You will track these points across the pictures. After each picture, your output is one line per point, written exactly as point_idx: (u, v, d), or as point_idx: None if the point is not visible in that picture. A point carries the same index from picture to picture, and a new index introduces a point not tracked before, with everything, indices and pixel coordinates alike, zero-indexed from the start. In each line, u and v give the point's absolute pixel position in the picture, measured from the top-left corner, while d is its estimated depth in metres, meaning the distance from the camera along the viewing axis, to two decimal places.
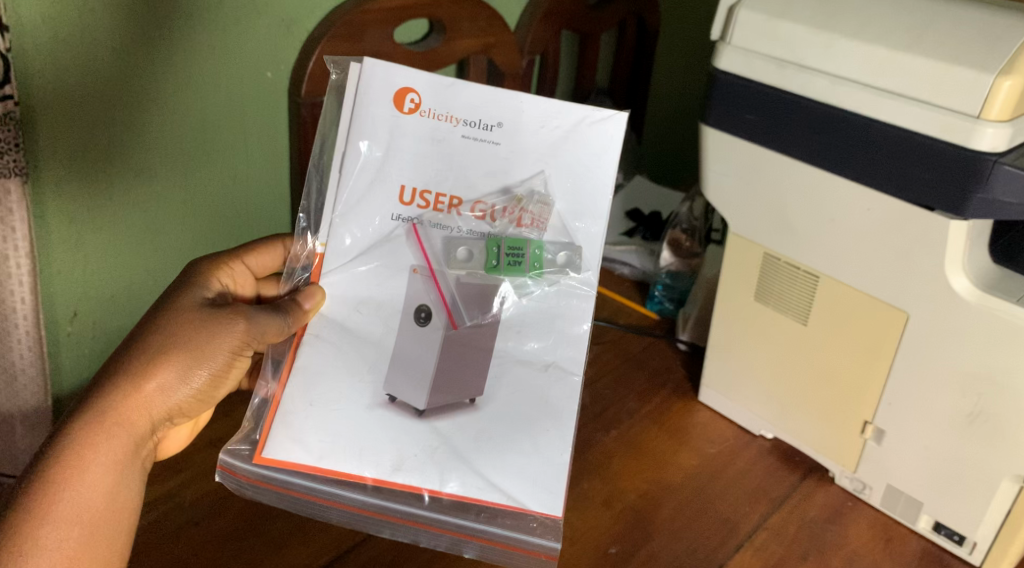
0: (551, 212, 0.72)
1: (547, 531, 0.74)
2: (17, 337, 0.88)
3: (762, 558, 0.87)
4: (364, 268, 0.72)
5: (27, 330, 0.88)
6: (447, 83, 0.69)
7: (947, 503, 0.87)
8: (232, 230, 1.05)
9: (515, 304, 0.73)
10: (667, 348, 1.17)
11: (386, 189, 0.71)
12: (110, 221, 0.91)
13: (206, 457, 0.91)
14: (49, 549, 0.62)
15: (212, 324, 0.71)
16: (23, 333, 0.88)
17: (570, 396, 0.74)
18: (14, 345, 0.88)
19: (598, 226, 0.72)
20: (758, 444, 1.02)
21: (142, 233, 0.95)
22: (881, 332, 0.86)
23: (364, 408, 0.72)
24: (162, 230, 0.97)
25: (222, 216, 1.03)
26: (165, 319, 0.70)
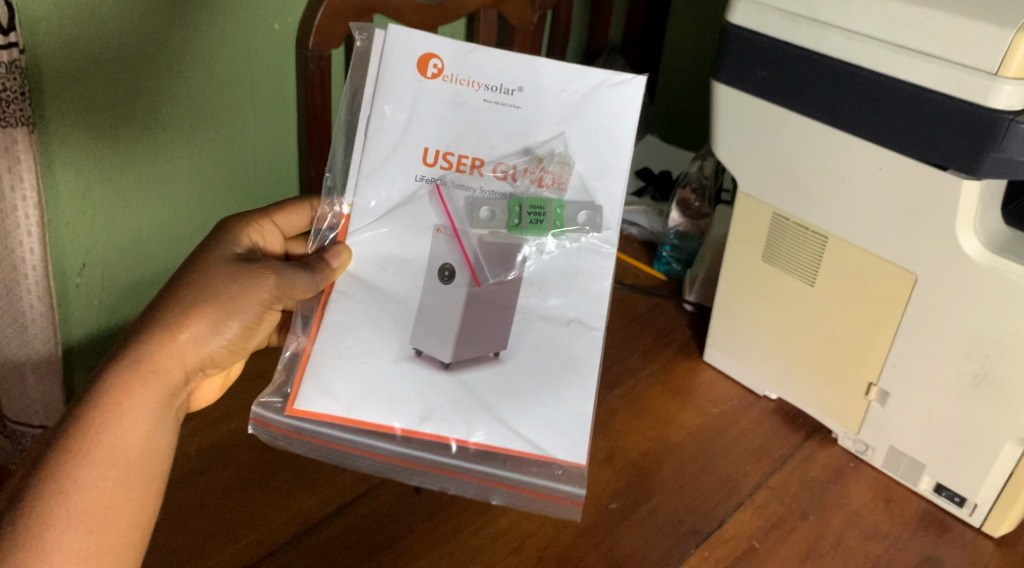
0: (573, 173, 0.71)
1: (570, 479, 0.73)
2: (26, 287, 0.87)
3: (762, 515, 0.87)
4: (387, 228, 0.72)
5: (37, 280, 0.87)
6: (469, 49, 0.68)
7: (948, 465, 0.87)
8: (239, 180, 1.05)
9: (537, 263, 0.72)
10: (673, 309, 1.17)
11: (408, 150, 0.70)
12: (118, 170, 0.91)
13: (212, 408, 0.92)
14: (87, 489, 0.60)
15: (243, 279, 0.71)
16: (33, 283, 0.87)
17: (592, 350, 0.74)
18: (23, 295, 0.88)
19: (619, 185, 0.71)
20: (762, 405, 1.02)
21: (150, 182, 0.95)
22: (888, 294, 0.86)
23: (391, 363, 0.72)
24: (170, 179, 0.97)
25: (229, 166, 1.03)
26: (200, 273, 0.70)
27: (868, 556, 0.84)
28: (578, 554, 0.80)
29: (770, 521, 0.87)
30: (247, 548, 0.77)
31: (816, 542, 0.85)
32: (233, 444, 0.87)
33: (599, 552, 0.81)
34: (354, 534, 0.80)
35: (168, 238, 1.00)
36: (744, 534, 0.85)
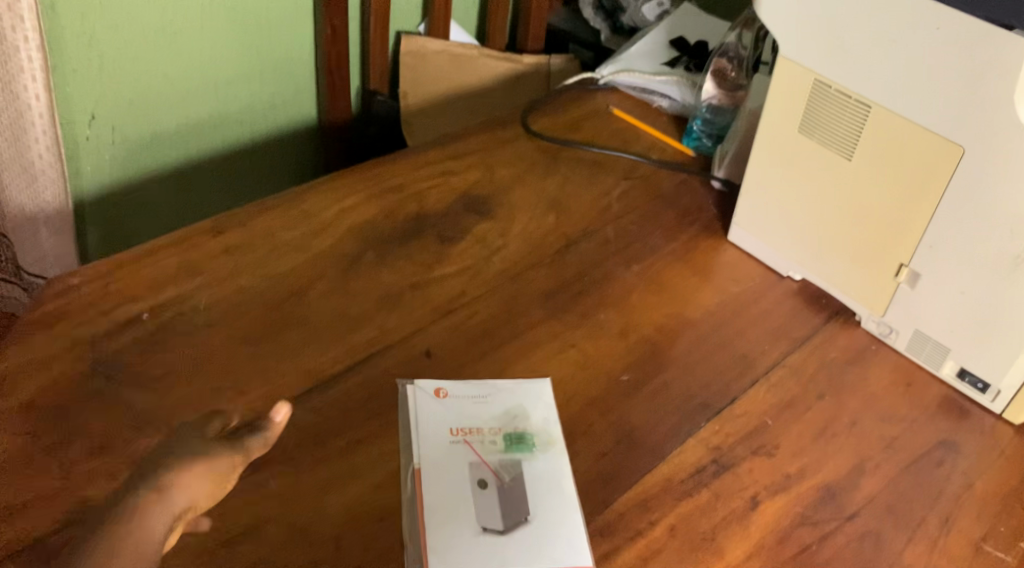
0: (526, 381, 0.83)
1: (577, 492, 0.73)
2: (34, 137, 0.94)
3: (777, 394, 0.85)
4: (435, 461, 0.74)
5: (44, 129, 0.94)
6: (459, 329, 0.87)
7: (974, 350, 0.84)
8: (244, 47, 1.12)
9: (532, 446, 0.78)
10: (699, 186, 1.12)
11: (422, 422, 0.77)
12: (127, 24, 0.98)
13: (221, 262, 0.88)
14: None
15: (227, 442, 0.71)
16: (41, 133, 0.94)
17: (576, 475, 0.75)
18: (32, 145, 0.94)
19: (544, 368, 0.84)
20: (785, 285, 0.99)
21: (159, 39, 1.02)
22: (930, 168, 0.80)
23: (469, 481, 0.73)
24: (181, 41, 1.05)
25: (233, 31, 1.09)
26: (184, 448, 0.69)
27: (883, 437, 0.82)
28: (586, 423, 0.80)
29: (785, 399, 0.85)
30: (256, 402, 0.76)
31: (830, 421, 0.83)
32: (242, 299, 0.85)
33: (607, 422, 0.80)
34: (362, 392, 0.78)
35: (178, 91, 1.09)
36: (757, 410, 0.83)
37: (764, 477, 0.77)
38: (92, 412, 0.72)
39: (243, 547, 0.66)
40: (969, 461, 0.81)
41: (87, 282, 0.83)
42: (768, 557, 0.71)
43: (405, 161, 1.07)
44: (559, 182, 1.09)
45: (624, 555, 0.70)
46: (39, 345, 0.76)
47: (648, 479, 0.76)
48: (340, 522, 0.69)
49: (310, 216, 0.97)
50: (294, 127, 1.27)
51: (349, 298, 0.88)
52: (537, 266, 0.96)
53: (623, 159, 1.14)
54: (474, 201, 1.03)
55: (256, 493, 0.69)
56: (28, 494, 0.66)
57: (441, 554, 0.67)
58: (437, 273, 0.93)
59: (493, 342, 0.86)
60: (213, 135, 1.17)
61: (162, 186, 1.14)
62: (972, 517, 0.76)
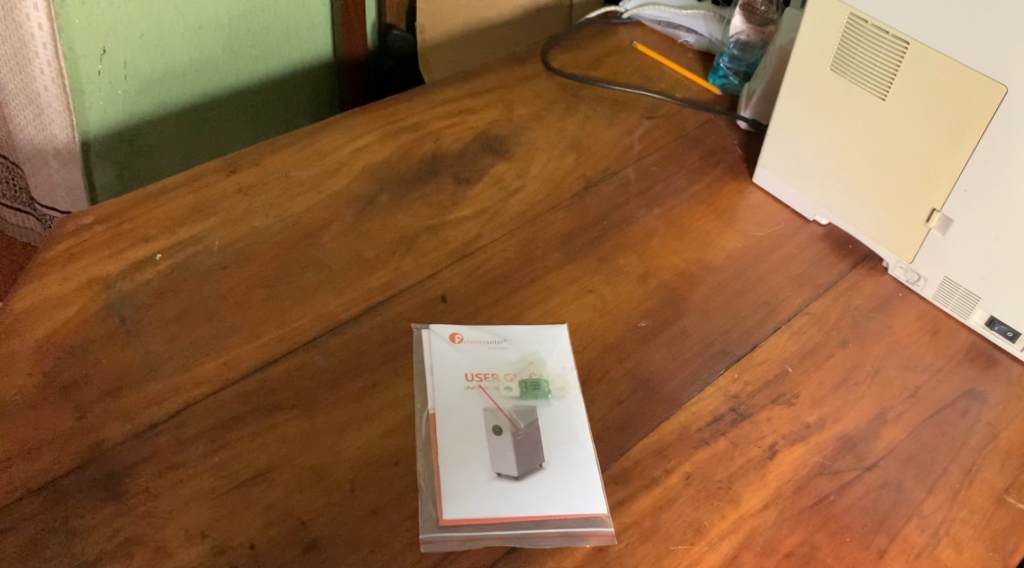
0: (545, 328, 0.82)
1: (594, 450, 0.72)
2: (41, 68, 0.96)
3: (799, 341, 0.83)
4: (449, 406, 0.73)
5: (48, 61, 0.95)
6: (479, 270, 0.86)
7: (1005, 298, 0.81)
8: None
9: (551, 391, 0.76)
10: (725, 127, 1.08)
11: (437, 364, 0.76)
12: None
13: (234, 203, 0.87)
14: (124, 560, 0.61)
15: (230, 410, 0.70)
16: (46, 65, 0.96)
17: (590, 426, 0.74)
18: (39, 77, 0.97)
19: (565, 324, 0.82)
20: (811, 229, 0.96)
21: None
22: (970, 109, 0.77)
23: (484, 429, 0.72)
24: None
25: None
26: (192, 417, 0.69)
27: (907, 386, 0.81)
28: (603, 369, 0.79)
29: (806, 347, 0.83)
30: (270, 345, 0.75)
31: (853, 370, 0.82)
32: (255, 240, 0.84)
33: (624, 368, 0.79)
34: (377, 336, 0.78)
35: (191, 26, 1.06)
36: (778, 358, 0.82)
37: (783, 426, 0.76)
38: (106, 352, 0.72)
39: (257, 489, 0.65)
40: (995, 412, 0.79)
41: (99, 222, 0.82)
42: (784, 506, 0.70)
43: (421, 100, 1.04)
44: (580, 121, 1.06)
45: (639, 502, 0.69)
46: (53, 285, 0.76)
47: (665, 427, 0.75)
48: (355, 466, 0.68)
49: (324, 156, 0.95)
50: (306, 61, 1.24)
51: (364, 240, 0.86)
52: (555, 209, 0.94)
53: (646, 97, 1.10)
54: (491, 141, 1.01)
55: (271, 436, 0.69)
56: (45, 434, 0.66)
57: (455, 498, 0.67)
58: (452, 216, 0.91)
59: (509, 286, 0.84)
60: (225, 70, 1.14)
61: (175, 123, 1.12)
62: (995, 468, 0.75)
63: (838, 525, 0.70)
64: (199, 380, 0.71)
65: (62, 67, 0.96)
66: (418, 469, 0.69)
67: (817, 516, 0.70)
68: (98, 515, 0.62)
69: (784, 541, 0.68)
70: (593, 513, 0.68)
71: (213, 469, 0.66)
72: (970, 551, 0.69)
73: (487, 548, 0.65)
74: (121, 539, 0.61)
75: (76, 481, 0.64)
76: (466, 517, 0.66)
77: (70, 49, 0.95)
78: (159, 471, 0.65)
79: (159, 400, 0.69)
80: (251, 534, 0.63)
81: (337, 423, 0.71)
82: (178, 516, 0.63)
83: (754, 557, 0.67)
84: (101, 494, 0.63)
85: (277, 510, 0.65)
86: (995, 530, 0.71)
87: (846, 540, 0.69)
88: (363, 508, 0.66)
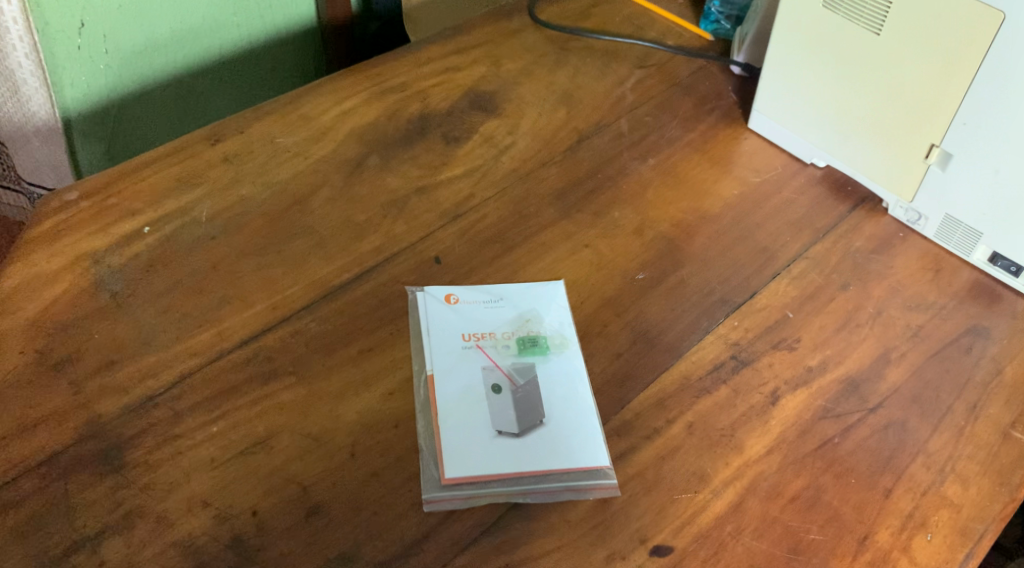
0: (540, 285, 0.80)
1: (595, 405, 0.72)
2: (13, 43, 0.93)
3: (799, 286, 0.82)
4: (446, 366, 0.73)
5: (20, 36, 0.92)
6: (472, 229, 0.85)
7: (1007, 232, 0.80)
8: None
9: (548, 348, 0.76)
10: (718, 72, 1.06)
11: (434, 325, 0.75)
12: None
13: (221, 173, 0.85)
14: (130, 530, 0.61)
15: (227, 379, 0.69)
16: (18, 41, 0.93)
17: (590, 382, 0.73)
18: (13, 52, 0.94)
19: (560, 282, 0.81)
20: (808, 173, 0.94)
21: None
22: (968, 37, 0.74)
23: (482, 388, 0.72)
24: None
25: None
26: (190, 386, 0.68)
27: (910, 326, 0.80)
28: (601, 323, 0.78)
29: (807, 291, 0.82)
30: (264, 313, 0.74)
31: (855, 312, 0.80)
32: (244, 209, 0.83)
33: (623, 321, 0.78)
34: (371, 300, 0.77)
35: None
36: (778, 304, 0.81)
37: (785, 371, 0.75)
38: (98, 327, 0.71)
39: (257, 457, 0.65)
40: (999, 347, 0.78)
41: (84, 197, 0.81)
42: (789, 451, 0.70)
43: (407, 59, 1.02)
44: (570, 74, 1.04)
45: (642, 454, 0.69)
46: (40, 263, 0.75)
47: (666, 378, 0.74)
48: (355, 430, 0.68)
49: (310, 121, 0.93)
50: (291, 27, 1.21)
51: (354, 204, 0.85)
52: (548, 163, 0.92)
53: (637, 46, 1.08)
54: (480, 98, 0.99)
55: (269, 404, 0.68)
56: (41, 411, 0.66)
57: (456, 456, 0.67)
58: (443, 176, 0.89)
59: (504, 245, 0.83)
60: (208, 39, 1.12)
61: (160, 95, 1.11)
62: (1001, 404, 0.74)
63: (843, 467, 0.69)
64: (193, 350, 0.71)
65: (36, 40, 0.93)
66: (419, 430, 0.68)
67: (822, 459, 0.70)
68: (98, 489, 0.62)
69: (789, 485, 0.68)
70: (596, 466, 0.68)
71: (212, 439, 0.66)
72: (977, 487, 0.69)
73: (490, 504, 0.65)
74: (123, 512, 0.61)
75: (76, 456, 0.64)
76: (468, 475, 0.66)
77: (44, 23, 0.93)
78: (157, 444, 0.65)
79: (154, 372, 0.69)
80: (253, 501, 0.63)
81: (335, 391, 0.70)
82: (179, 487, 0.63)
83: (759, 502, 0.67)
84: (100, 468, 0.63)
85: (278, 477, 0.64)
86: (1001, 465, 0.70)
87: (852, 482, 0.68)
88: (364, 472, 0.65)
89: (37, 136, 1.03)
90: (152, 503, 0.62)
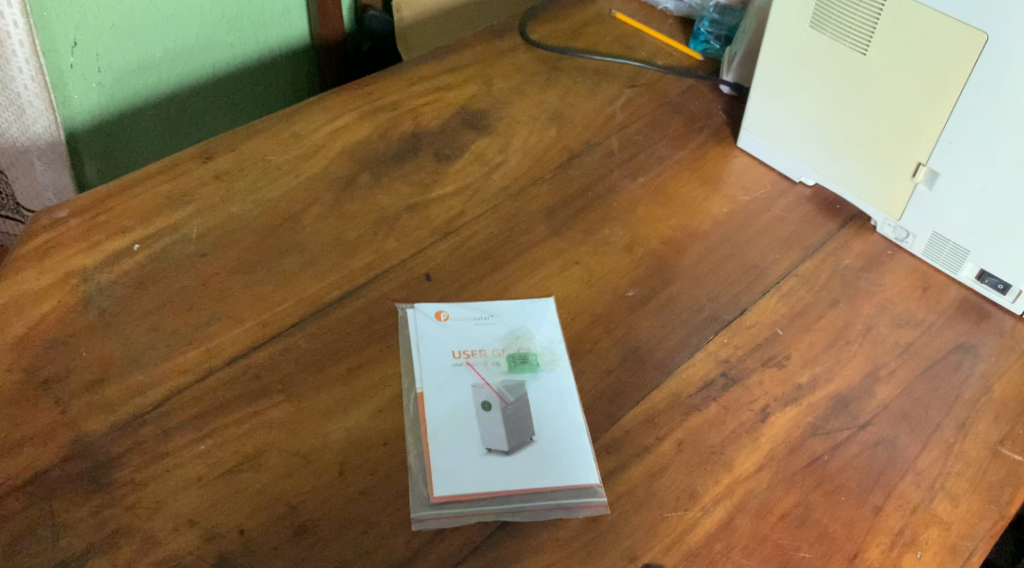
0: (531, 302, 0.80)
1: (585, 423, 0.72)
2: (18, 67, 0.92)
3: (789, 303, 0.83)
4: (435, 384, 0.73)
5: (26, 58, 0.92)
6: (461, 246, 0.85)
7: (995, 250, 0.80)
8: None
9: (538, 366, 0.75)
10: (707, 92, 1.07)
11: (424, 342, 0.75)
12: None
13: (212, 190, 0.86)
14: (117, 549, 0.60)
15: (216, 397, 0.69)
16: (23, 63, 0.92)
17: (579, 399, 0.73)
18: (16, 75, 0.93)
19: (551, 300, 0.81)
20: (797, 191, 0.95)
21: None
22: (952, 58, 0.75)
23: (472, 405, 0.72)
24: None
25: None
26: (178, 404, 0.68)
27: (899, 343, 0.80)
28: (591, 340, 0.78)
29: (796, 308, 0.82)
30: (253, 331, 0.74)
31: (844, 329, 0.81)
32: (234, 226, 0.83)
33: (613, 338, 0.78)
34: (361, 317, 0.77)
35: (164, 14, 1.05)
36: (768, 321, 0.81)
37: (775, 389, 0.75)
38: (86, 345, 0.71)
39: (244, 475, 0.65)
40: (988, 364, 0.79)
41: (75, 215, 0.81)
42: (778, 468, 0.70)
43: (399, 78, 1.03)
44: (561, 93, 1.04)
45: (632, 471, 0.69)
46: (29, 281, 0.75)
47: (656, 395, 0.74)
48: (344, 448, 0.67)
49: (302, 139, 0.93)
50: (284, 47, 1.22)
51: (345, 222, 0.85)
52: (539, 181, 0.92)
53: (627, 66, 1.09)
54: (471, 116, 0.99)
55: (256, 422, 0.68)
56: (26, 430, 0.65)
57: (445, 474, 0.67)
58: (434, 193, 0.90)
59: (494, 262, 0.83)
60: (201, 58, 1.12)
61: (153, 113, 1.11)
62: (989, 421, 0.74)
63: (832, 485, 0.69)
64: (182, 368, 0.71)
65: (41, 62, 0.93)
66: (408, 448, 0.68)
67: (811, 476, 0.70)
68: (84, 508, 0.62)
69: (778, 503, 0.68)
70: (586, 484, 0.67)
71: (200, 457, 0.65)
72: (966, 504, 0.69)
73: (478, 523, 0.65)
74: (109, 531, 0.61)
75: (61, 476, 0.63)
76: (457, 493, 0.66)
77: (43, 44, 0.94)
78: (145, 462, 0.65)
79: (142, 390, 0.69)
80: (239, 521, 0.63)
81: (326, 409, 0.70)
82: (166, 505, 0.63)
83: (749, 520, 0.67)
84: (86, 487, 0.63)
85: (265, 496, 0.64)
86: (990, 481, 0.70)
87: (841, 499, 0.68)
88: (353, 490, 0.65)
89: (37, 153, 1.01)
90: (139, 522, 0.62)
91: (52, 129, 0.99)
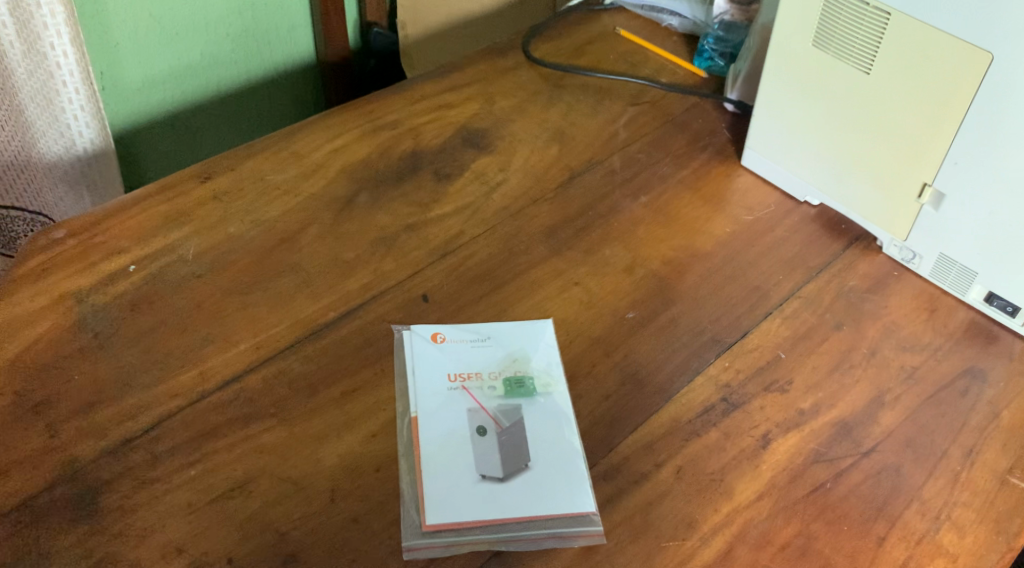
0: (530, 325, 0.79)
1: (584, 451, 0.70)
2: (68, 98, 0.95)
3: (792, 326, 0.81)
4: (429, 408, 0.72)
5: (77, 89, 0.95)
6: (459, 268, 0.83)
7: (1003, 273, 0.78)
8: None
9: (536, 391, 0.74)
10: (712, 110, 1.06)
11: (422, 366, 0.74)
12: None
13: (210, 210, 0.85)
14: None
15: (210, 422, 0.68)
16: (73, 94, 0.95)
17: (575, 425, 0.72)
18: (65, 106, 0.95)
19: (549, 325, 0.79)
20: (802, 211, 0.94)
21: None
22: (955, 79, 0.74)
23: (467, 431, 0.71)
24: None
25: None
26: (171, 428, 0.68)
27: (904, 367, 0.78)
28: (589, 363, 0.77)
29: (799, 331, 0.81)
30: (246, 354, 0.73)
31: (848, 352, 0.79)
32: (231, 247, 0.82)
33: (612, 361, 0.77)
34: (356, 339, 0.76)
35: (167, 33, 1.05)
36: (770, 344, 0.79)
37: (776, 414, 0.74)
38: (79, 368, 0.71)
39: (234, 502, 0.64)
40: (996, 390, 0.77)
41: (72, 235, 0.81)
42: (779, 497, 0.68)
43: (400, 96, 1.02)
44: (563, 111, 1.03)
45: (629, 499, 0.67)
46: (24, 303, 0.75)
47: (655, 420, 0.73)
48: (336, 474, 0.67)
49: (301, 158, 0.93)
50: (290, 64, 1.22)
51: (343, 242, 0.85)
52: (540, 201, 0.92)
53: (630, 83, 1.08)
54: (472, 135, 0.99)
55: (248, 447, 0.67)
56: (16, 455, 0.65)
57: (438, 501, 0.65)
58: (434, 213, 0.89)
59: (493, 283, 0.83)
60: (206, 76, 1.13)
61: (157, 131, 1.12)
62: (997, 449, 0.72)
63: (835, 514, 0.68)
64: (175, 392, 0.70)
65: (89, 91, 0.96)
66: (401, 475, 0.67)
67: (814, 505, 0.68)
68: (72, 535, 0.61)
69: (779, 533, 0.66)
70: (581, 512, 0.66)
71: (190, 483, 0.65)
72: (973, 535, 0.67)
73: (470, 553, 0.63)
74: (95, 559, 0.60)
75: (49, 501, 0.63)
76: (450, 521, 0.64)
77: None
78: (133, 488, 0.64)
79: (133, 414, 0.68)
80: (228, 549, 0.62)
81: (320, 436, 0.69)
82: (154, 533, 0.62)
83: (749, 551, 0.65)
84: (74, 514, 0.62)
85: (255, 523, 0.63)
86: (998, 511, 0.68)
87: (844, 529, 0.67)
88: (344, 517, 0.64)
89: (80, 178, 1.02)
90: (127, 549, 0.61)
91: (98, 149, 1.01)
